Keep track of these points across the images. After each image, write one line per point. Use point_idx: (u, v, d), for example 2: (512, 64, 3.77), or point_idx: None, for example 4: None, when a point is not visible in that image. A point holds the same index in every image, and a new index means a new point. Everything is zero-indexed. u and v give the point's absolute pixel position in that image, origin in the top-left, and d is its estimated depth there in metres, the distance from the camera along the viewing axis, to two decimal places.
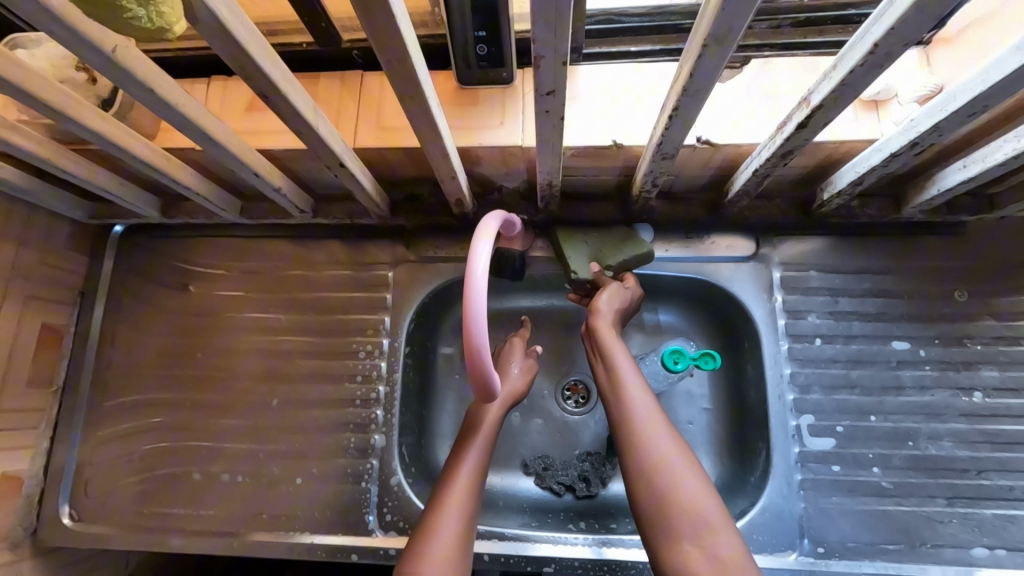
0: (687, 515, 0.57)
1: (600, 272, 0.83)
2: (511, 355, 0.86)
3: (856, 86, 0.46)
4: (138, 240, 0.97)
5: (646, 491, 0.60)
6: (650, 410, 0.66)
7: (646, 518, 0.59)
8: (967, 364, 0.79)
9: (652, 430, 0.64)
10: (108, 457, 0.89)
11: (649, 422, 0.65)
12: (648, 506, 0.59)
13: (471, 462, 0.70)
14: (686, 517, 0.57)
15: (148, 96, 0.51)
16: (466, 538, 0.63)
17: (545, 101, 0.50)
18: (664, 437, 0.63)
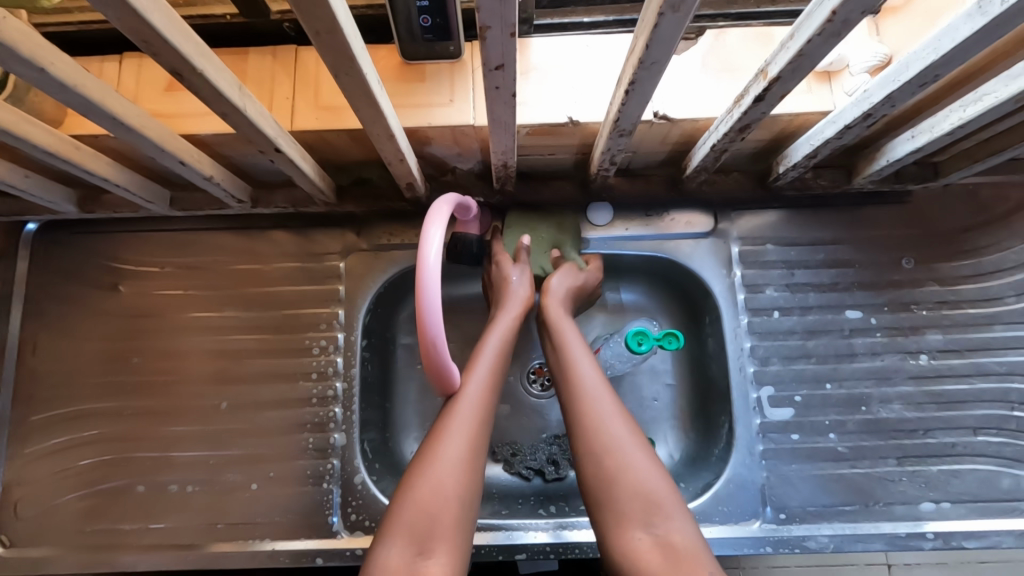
0: (639, 501, 0.58)
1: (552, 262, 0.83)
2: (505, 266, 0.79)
3: (813, 57, 0.45)
4: (56, 237, 0.88)
5: (598, 475, 0.60)
6: (601, 388, 0.65)
7: (598, 503, 0.59)
8: (914, 329, 0.82)
9: (605, 409, 0.64)
10: (38, 475, 0.82)
11: (602, 403, 0.64)
12: (599, 492, 0.59)
13: (482, 373, 0.67)
14: (638, 501, 0.58)
15: (39, 76, 0.44)
16: (480, 446, 0.62)
17: (494, 76, 0.47)
18: (616, 417, 0.63)
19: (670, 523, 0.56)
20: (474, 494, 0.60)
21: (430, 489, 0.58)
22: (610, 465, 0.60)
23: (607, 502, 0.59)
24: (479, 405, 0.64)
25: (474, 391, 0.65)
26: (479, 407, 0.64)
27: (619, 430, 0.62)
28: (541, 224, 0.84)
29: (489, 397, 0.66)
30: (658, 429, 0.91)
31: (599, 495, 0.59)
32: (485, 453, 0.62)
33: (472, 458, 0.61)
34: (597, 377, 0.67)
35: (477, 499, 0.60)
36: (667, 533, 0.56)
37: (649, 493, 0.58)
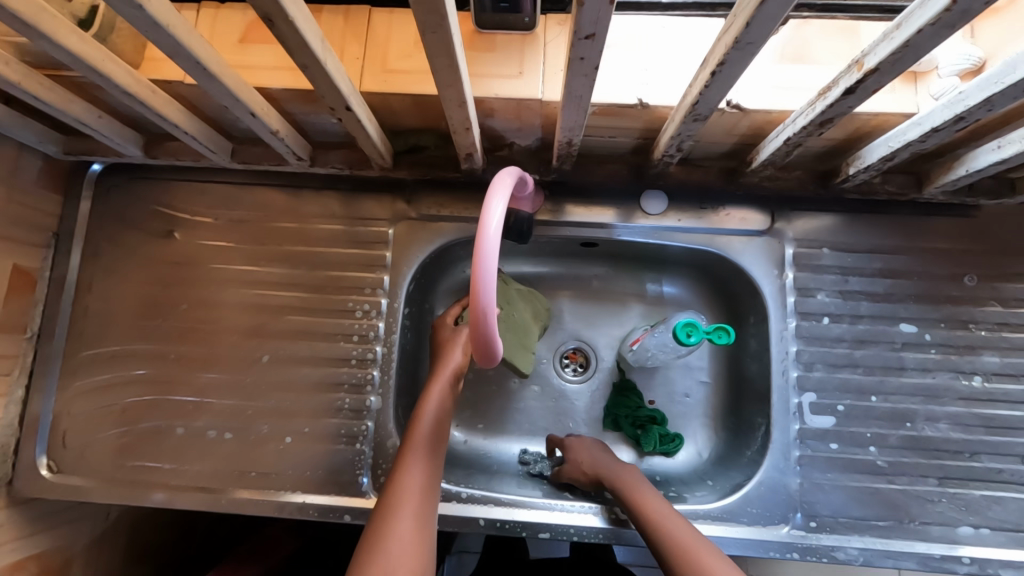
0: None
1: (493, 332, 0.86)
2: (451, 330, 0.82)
3: (919, 48, 0.43)
4: (118, 180, 0.90)
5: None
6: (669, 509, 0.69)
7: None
8: (969, 348, 0.79)
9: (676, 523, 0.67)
10: (87, 408, 0.85)
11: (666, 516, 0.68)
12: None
13: (421, 452, 0.70)
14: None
15: (136, 13, 0.45)
16: (428, 527, 0.64)
17: (581, 46, 0.46)
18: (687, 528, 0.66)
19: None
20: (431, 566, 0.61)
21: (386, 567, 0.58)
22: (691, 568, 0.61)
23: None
24: (423, 484, 0.67)
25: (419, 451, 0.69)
26: (421, 484, 0.67)
27: (689, 535, 0.65)
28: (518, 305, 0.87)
29: (430, 472, 0.69)
30: (687, 425, 0.92)
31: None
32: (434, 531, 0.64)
33: (420, 537, 0.62)
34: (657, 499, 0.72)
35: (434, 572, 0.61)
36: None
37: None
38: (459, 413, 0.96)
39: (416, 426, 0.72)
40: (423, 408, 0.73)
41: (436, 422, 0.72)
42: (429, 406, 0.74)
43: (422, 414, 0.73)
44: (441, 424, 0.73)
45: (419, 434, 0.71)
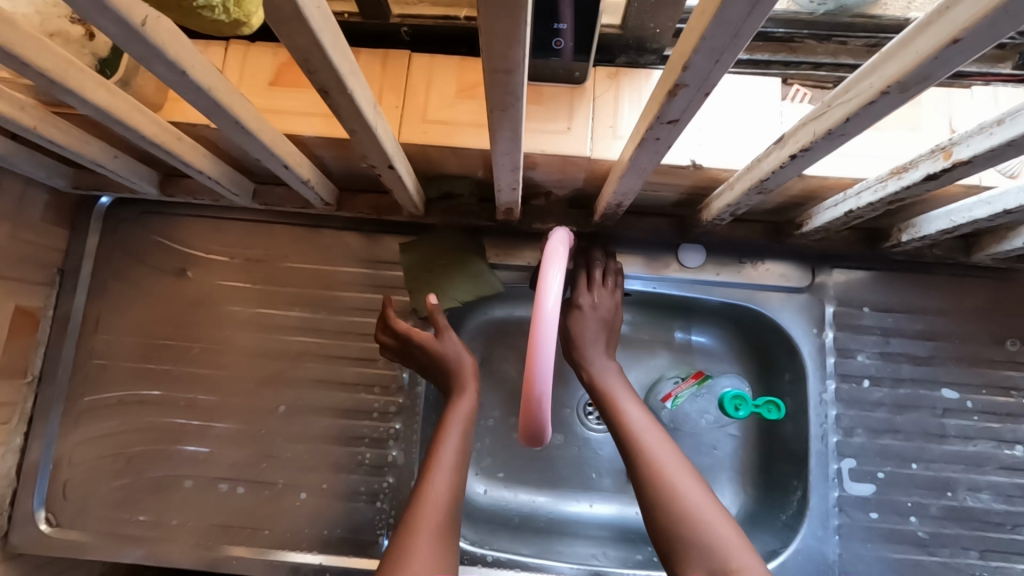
0: (700, 542, 0.58)
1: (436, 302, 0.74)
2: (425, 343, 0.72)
3: (1021, 147, 0.40)
4: (127, 213, 0.85)
5: (658, 518, 0.61)
6: (650, 428, 0.67)
7: (663, 543, 0.60)
8: (1011, 416, 0.77)
9: (656, 444, 0.66)
10: (89, 456, 0.80)
11: (651, 438, 0.66)
12: (663, 532, 0.60)
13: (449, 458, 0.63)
14: (699, 542, 0.58)
15: (177, 78, 0.41)
16: (450, 545, 0.57)
17: (660, 129, 0.43)
18: (666, 452, 0.65)
19: (736, 561, 0.56)
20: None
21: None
22: (672, 505, 0.60)
23: (673, 544, 0.59)
24: (451, 492, 0.61)
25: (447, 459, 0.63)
26: (443, 505, 0.59)
27: (675, 469, 0.63)
28: (439, 261, 0.80)
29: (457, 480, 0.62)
30: (716, 480, 0.87)
31: (661, 533, 0.60)
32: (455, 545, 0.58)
33: (444, 561, 0.55)
34: (641, 416, 0.69)
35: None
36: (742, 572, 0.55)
37: (717, 539, 0.58)
38: (480, 462, 0.92)
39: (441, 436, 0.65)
40: (451, 418, 0.67)
41: (463, 434, 0.66)
42: (458, 412, 0.67)
43: (448, 429, 0.66)
44: (467, 444, 0.66)
45: (447, 450, 0.64)
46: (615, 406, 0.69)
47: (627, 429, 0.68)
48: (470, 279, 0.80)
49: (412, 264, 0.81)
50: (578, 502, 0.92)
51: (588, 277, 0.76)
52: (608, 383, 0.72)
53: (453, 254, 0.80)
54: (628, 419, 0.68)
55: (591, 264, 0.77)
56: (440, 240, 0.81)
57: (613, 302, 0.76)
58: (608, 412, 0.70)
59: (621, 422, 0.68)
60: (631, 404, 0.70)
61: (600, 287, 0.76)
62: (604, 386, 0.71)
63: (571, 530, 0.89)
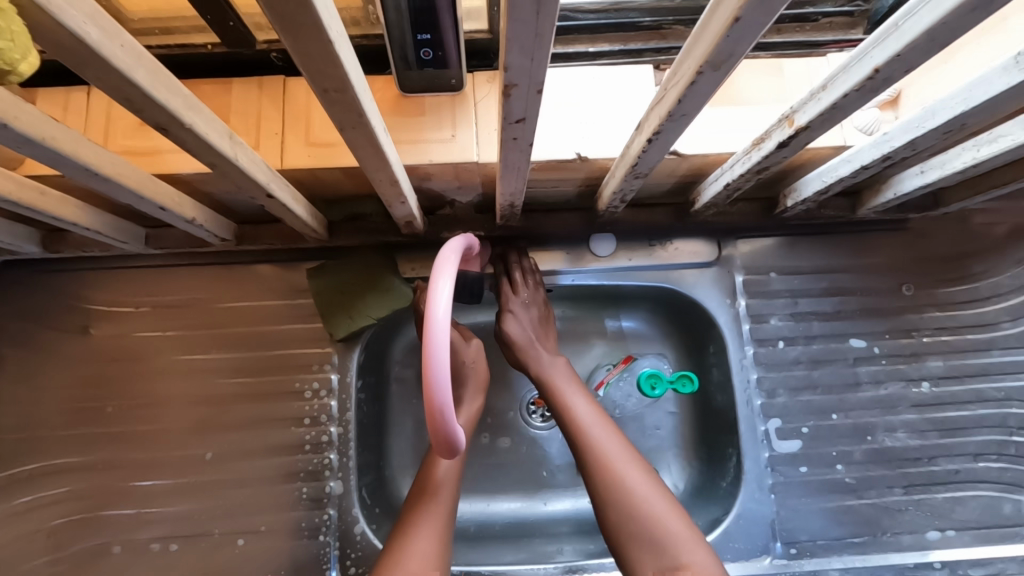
0: (649, 537, 0.61)
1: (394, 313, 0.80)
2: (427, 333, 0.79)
3: (845, 109, 0.43)
4: (16, 275, 0.80)
5: (611, 519, 0.64)
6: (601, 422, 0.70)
7: (609, 523, 0.64)
8: (915, 355, 0.82)
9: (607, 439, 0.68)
10: (2, 538, 0.75)
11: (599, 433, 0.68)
12: (616, 532, 0.63)
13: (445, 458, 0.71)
14: (650, 537, 0.61)
15: (1, 132, 0.39)
16: (443, 543, 0.66)
17: (513, 128, 0.43)
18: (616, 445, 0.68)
19: (684, 554, 0.60)
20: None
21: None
22: (609, 485, 0.65)
23: (626, 541, 0.62)
24: (445, 497, 0.68)
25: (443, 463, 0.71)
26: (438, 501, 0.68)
27: (623, 461, 0.66)
28: (346, 281, 0.79)
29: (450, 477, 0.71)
30: (661, 458, 0.89)
31: (614, 532, 0.63)
32: (450, 542, 0.66)
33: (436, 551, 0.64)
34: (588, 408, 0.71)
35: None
36: (691, 566, 0.59)
37: (663, 532, 0.61)
38: None
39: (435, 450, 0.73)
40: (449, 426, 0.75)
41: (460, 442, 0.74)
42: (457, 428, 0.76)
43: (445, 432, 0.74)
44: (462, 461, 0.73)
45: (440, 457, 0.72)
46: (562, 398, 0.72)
47: (577, 424, 0.69)
48: (380, 293, 0.79)
49: (322, 297, 0.80)
50: (532, 502, 0.92)
51: (516, 278, 0.78)
52: (553, 377, 0.74)
53: (360, 271, 0.79)
54: (576, 414, 0.70)
55: (509, 270, 0.79)
56: (347, 264, 0.79)
57: (539, 299, 0.79)
58: (557, 407, 0.72)
59: (570, 418, 0.70)
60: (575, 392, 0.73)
61: (523, 288, 0.78)
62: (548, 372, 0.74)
63: (529, 531, 0.89)
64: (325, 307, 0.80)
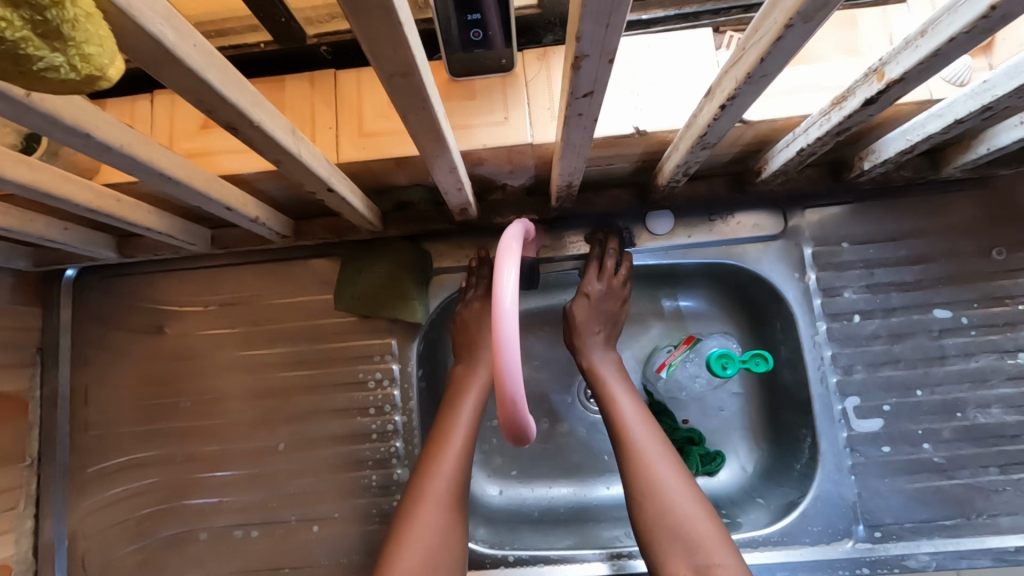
0: (681, 538, 0.60)
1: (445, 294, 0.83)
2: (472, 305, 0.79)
3: (948, 56, 0.39)
4: (95, 281, 0.85)
5: (642, 517, 0.63)
6: (641, 422, 0.67)
7: (642, 525, 0.63)
8: (1009, 325, 0.76)
9: (645, 439, 0.66)
10: (101, 526, 0.81)
11: (640, 433, 0.67)
12: (645, 527, 0.62)
13: (457, 442, 0.69)
14: (682, 534, 0.60)
15: (84, 141, 0.40)
16: (447, 531, 0.65)
17: (579, 104, 0.41)
18: (654, 445, 0.66)
19: (717, 555, 0.58)
20: (455, 553, 0.65)
21: (413, 554, 0.62)
22: (647, 486, 0.63)
23: (656, 541, 0.61)
24: (446, 493, 0.66)
25: (455, 450, 0.68)
26: (446, 489, 0.66)
27: (661, 464, 0.64)
28: (375, 271, 0.80)
29: (458, 468, 0.68)
30: (727, 440, 0.86)
31: (644, 528, 0.62)
32: (455, 530, 0.66)
33: (437, 539, 0.64)
34: (632, 407, 0.69)
35: (453, 564, 0.64)
36: (719, 567, 0.58)
37: (695, 533, 0.60)
38: (491, 464, 0.92)
39: (448, 432, 0.70)
40: (457, 412, 0.71)
41: (470, 430, 0.70)
42: (461, 416, 0.71)
43: (456, 417, 0.71)
44: (480, 414, 0.73)
45: (460, 421, 0.71)
46: (608, 394, 0.70)
47: (618, 419, 0.68)
48: (411, 286, 0.80)
49: (365, 288, 0.80)
50: (594, 486, 0.91)
51: (602, 269, 0.77)
52: (603, 371, 0.73)
53: (392, 263, 0.80)
54: (620, 408, 0.69)
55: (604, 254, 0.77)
56: (379, 256, 0.80)
57: (619, 295, 0.78)
58: (602, 400, 0.71)
59: (613, 412, 0.69)
60: (622, 392, 0.71)
61: (611, 277, 0.77)
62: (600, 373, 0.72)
63: (593, 515, 0.89)
64: (355, 296, 0.80)
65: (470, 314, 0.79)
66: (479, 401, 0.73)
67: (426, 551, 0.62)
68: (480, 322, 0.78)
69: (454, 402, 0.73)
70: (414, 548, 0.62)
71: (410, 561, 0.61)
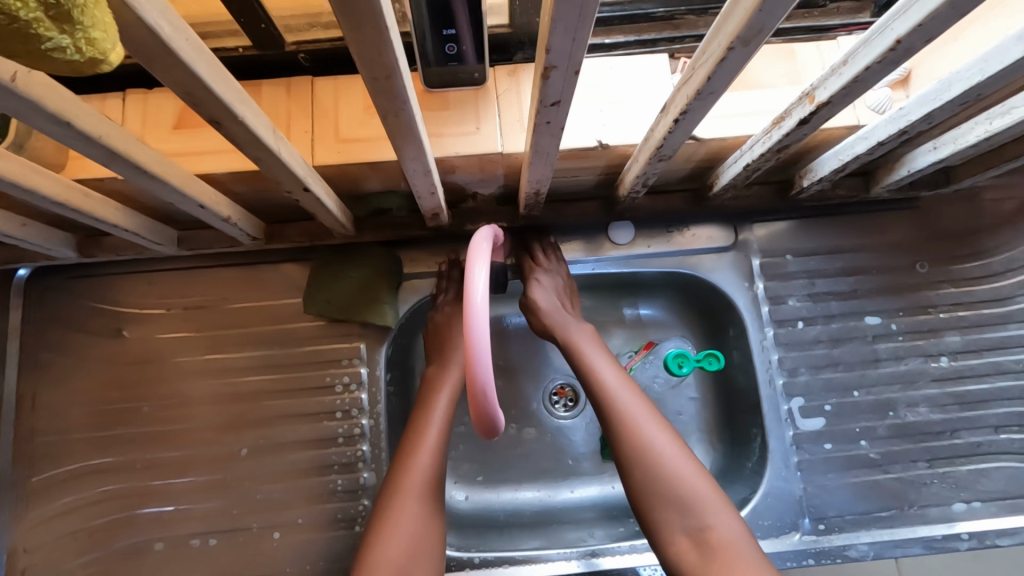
0: (675, 502, 0.63)
1: (415, 301, 0.85)
2: (443, 308, 0.81)
3: (866, 83, 0.45)
4: (50, 282, 0.82)
5: (636, 486, 0.65)
6: (626, 390, 0.70)
7: (637, 493, 0.65)
8: (933, 331, 0.83)
9: (633, 406, 0.69)
10: (45, 539, 0.77)
11: (626, 401, 0.69)
12: (641, 498, 0.65)
13: (431, 440, 0.70)
14: (677, 501, 0.63)
15: (63, 130, 0.41)
16: (429, 529, 0.66)
17: (548, 112, 0.45)
18: (642, 413, 0.68)
19: (713, 518, 0.62)
20: (435, 547, 0.66)
21: (393, 551, 0.63)
22: (641, 456, 0.66)
23: (650, 506, 0.64)
24: (423, 492, 0.67)
25: (430, 448, 0.69)
26: (424, 487, 0.67)
27: (651, 431, 0.67)
28: (346, 275, 0.81)
29: (435, 466, 0.69)
30: (685, 442, 0.90)
31: (638, 490, 0.65)
32: (437, 527, 0.67)
33: (416, 535, 0.64)
34: (615, 376, 0.71)
35: (434, 559, 0.65)
36: (713, 524, 0.62)
37: (691, 497, 0.63)
38: (458, 470, 0.93)
39: (421, 430, 0.71)
40: (428, 411, 0.73)
41: (444, 429, 0.72)
42: (434, 414, 0.72)
43: (428, 416, 0.72)
44: (453, 412, 0.75)
45: (433, 420, 0.72)
46: (588, 367, 0.72)
47: (603, 389, 0.70)
48: (382, 291, 0.81)
49: (339, 295, 0.81)
50: (559, 490, 0.93)
51: (539, 257, 0.80)
52: (581, 346, 0.74)
53: (364, 267, 0.81)
54: (603, 379, 0.71)
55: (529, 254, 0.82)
56: (351, 261, 0.82)
57: (562, 273, 0.81)
58: (583, 374, 0.72)
59: (596, 383, 0.71)
60: (602, 364, 0.73)
61: (547, 263, 0.81)
62: (577, 347, 0.74)
63: (557, 518, 0.90)
64: (325, 299, 0.81)
65: (441, 317, 0.81)
66: (452, 399, 0.74)
67: (407, 548, 0.63)
68: (451, 325, 0.80)
69: (425, 401, 0.74)
70: (395, 543, 0.63)
71: (391, 558, 0.62)
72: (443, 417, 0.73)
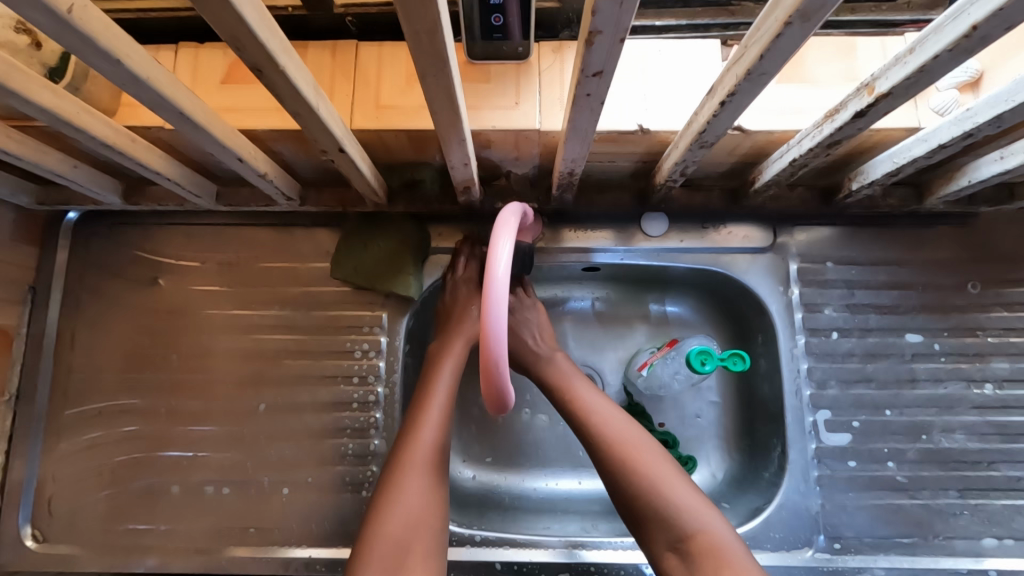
0: (660, 511, 0.62)
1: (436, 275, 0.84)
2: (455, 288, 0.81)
3: (934, 73, 0.42)
4: (96, 227, 0.86)
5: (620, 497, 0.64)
6: (601, 402, 0.70)
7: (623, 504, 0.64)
8: (979, 356, 0.79)
9: (609, 417, 0.69)
10: (72, 471, 0.81)
11: (602, 413, 0.69)
12: (628, 507, 0.64)
13: (436, 413, 0.70)
14: (661, 509, 0.62)
15: (114, 68, 0.42)
16: (434, 502, 0.66)
17: (589, 83, 0.44)
18: (619, 424, 0.68)
19: (702, 522, 0.60)
20: (439, 519, 0.66)
21: (397, 521, 0.63)
22: (620, 463, 0.65)
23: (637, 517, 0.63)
24: (428, 465, 0.67)
25: (434, 423, 0.69)
26: (429, 460, 0.67)
27: (630, 439, 0.66)
28: (374, 244, 0.82)
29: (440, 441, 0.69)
30: (701, 446, 0.88)
31: (622, 502, 0.64)
32: (441, 500, 0.67)
33: (422, 507, 0.65)
34: (589, 391, 0.72)
35: (439, 531, 0.65)
36: (706, 532, 0.60)
37: (677, 502, 0.61)
38: (467, 448, 0.93)
39: (427, 403, 0.71)
40: (434, 385, 0.73)
41: (448, 403, 0.72)
42: (439, 389, 0.73)
43: (435, 391, 0.72)
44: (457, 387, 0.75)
45: (438, 393, 0.72)
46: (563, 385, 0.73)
47: (580, 407, 0.70)
48: (409, 263, 0.82)
49: (366, 263, 0.82)
50: (567, 480, 0.92)
51: None
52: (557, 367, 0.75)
53: (392, 238, 0.82)
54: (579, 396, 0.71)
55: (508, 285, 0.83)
56: (381, 230, 0.82)
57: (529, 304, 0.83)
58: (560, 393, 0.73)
59: (573, 401, 0.71)
60: (579, 383, 0.73)
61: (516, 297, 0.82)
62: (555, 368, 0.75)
63: (562, 507, 0.90)
64: (351, 265, 0.82)
65: (456, 294, 0.81)
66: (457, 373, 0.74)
67: (412, 518, 0.64)
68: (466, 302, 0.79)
69: (433, 375, 0.74)
70: (400, 512, 0.64)
71: (395, 527, 0.63)
72: (449, 391, 0.73)
